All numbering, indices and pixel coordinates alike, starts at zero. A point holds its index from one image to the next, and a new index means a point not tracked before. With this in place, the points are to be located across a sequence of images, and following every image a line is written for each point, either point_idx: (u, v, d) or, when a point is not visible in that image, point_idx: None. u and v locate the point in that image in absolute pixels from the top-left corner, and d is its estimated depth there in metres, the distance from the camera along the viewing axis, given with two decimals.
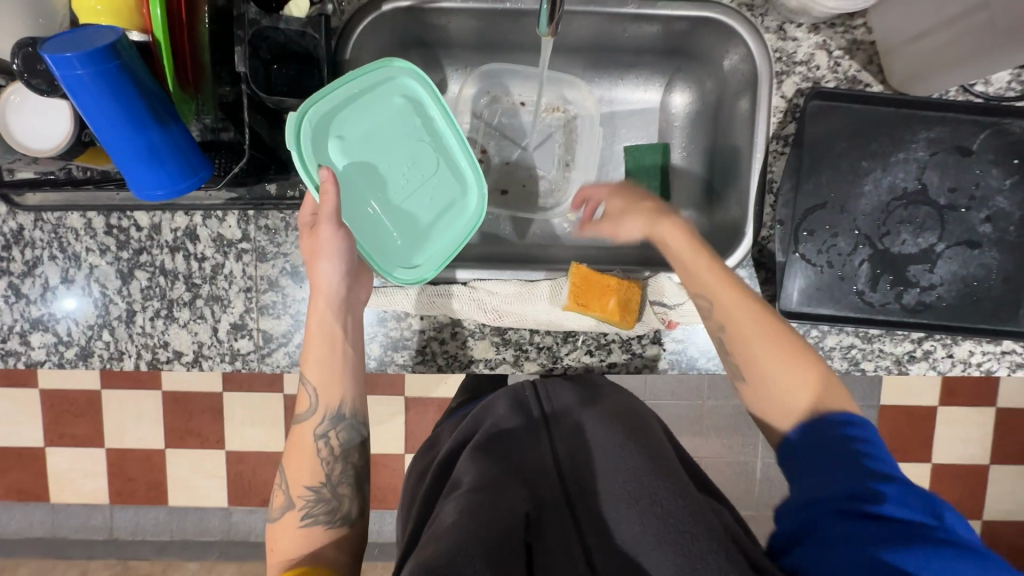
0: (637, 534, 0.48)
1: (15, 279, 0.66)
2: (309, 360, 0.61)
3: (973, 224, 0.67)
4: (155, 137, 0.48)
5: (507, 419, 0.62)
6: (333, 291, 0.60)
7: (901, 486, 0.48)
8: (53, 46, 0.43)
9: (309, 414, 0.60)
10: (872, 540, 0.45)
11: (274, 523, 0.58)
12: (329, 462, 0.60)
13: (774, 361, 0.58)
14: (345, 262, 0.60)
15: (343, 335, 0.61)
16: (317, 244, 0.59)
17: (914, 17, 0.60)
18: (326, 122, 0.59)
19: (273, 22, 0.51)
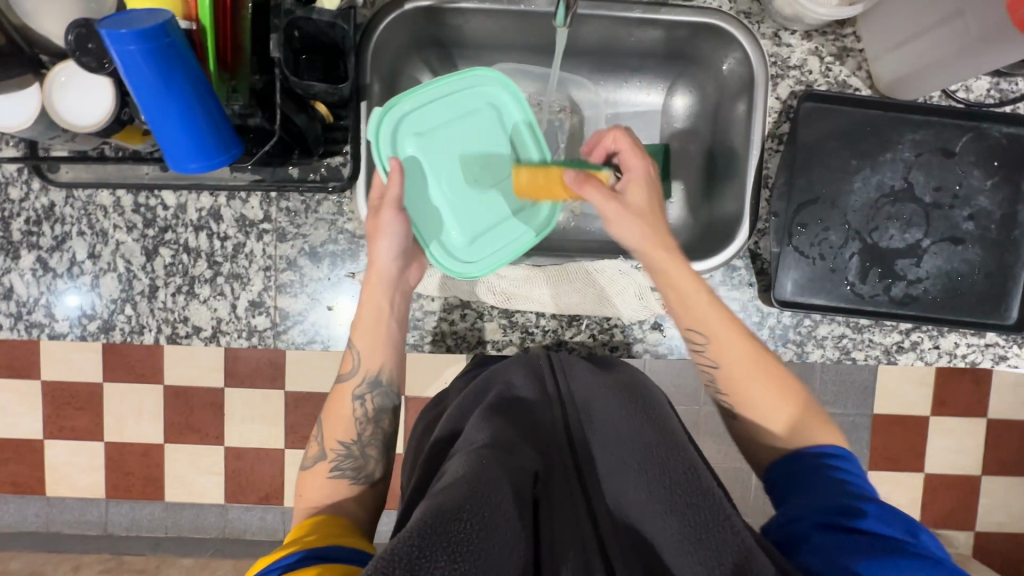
0: (639, 499, 0.50)
1: (43, 253, 0.69)
2: (357, 329, 0.65)
3: (956, 222, 0.70)
4: (193, 112, 0.52)
5: (521, 387, 0.64)
6: (387, 269, 0.64)
7: (880, 507, 0.48)
8: (110, 24, 0.46)
9: (351, 375, 0.64)
10: (856, 551, 0.43)
11: (305, 470, 0.62)
12: (362, 424, 0.64)
13: (755, 375, 0.60)
14: (401, 244, 0.64)
15: (390, 310, 0.66)
16: (378, 224, 0.64)
17: (899, 25, 0.65)
18: (407, 121, 0.67)
19: (306, 13, 0.55)
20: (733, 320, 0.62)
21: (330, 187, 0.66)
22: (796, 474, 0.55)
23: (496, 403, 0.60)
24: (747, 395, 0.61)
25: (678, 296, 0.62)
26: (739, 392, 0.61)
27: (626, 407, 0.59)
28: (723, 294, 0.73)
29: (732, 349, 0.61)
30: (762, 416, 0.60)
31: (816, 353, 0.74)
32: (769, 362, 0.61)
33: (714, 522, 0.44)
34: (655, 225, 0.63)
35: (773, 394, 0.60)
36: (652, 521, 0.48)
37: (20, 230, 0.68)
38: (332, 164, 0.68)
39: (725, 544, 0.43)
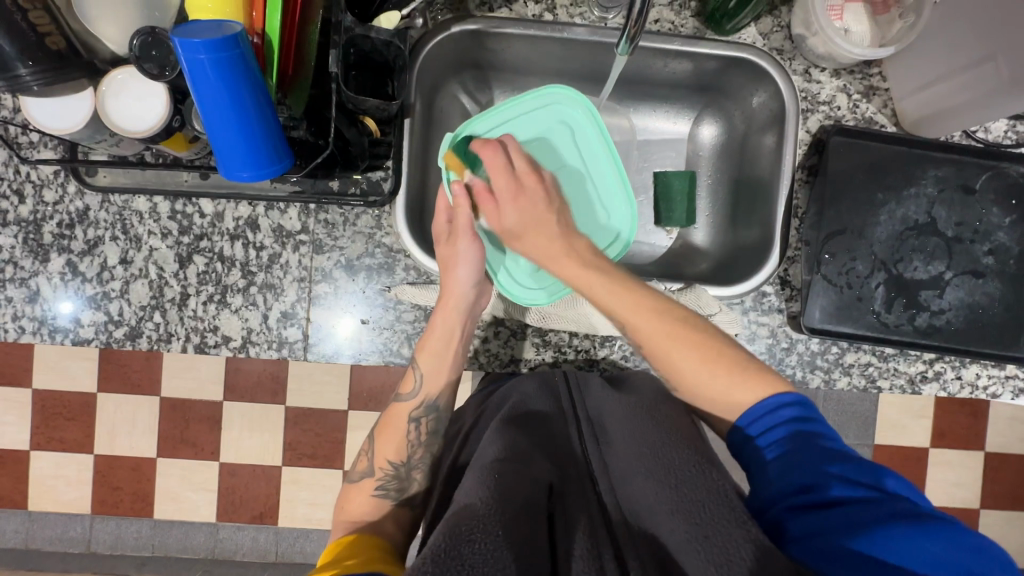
0: (650, 503, 0.51)
1: (73, 257, 0.68)
2: (423, 351, 0.65)
3: (977, 256, 0.73)
4: (252, 123, 0.52)
5: (534, 399, 0.66)
6: (461, 296, 0.66)
7: (850, 464, 0.48)
8: (184, 33, 0.47)
9: (410, 397, 0.65)
10: (836, 528, 0.44)
11: (350, 485, 0.63)
12: (413, 446, 0.64)
13: (678, 345, 0.58)
14: (477, 270, 0.67)
15: (457, 337, 0.66)
16: (453, 253, 0.66)
17: (924, 68, 0.69)
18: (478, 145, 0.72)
19: (365, 32, 0.56)
20: (645, 298, 0.60)
21: (370, 201, 0.67)
22: (749, 426, 0.55)
23: (507, 416, 0.61)
24: (671, 363, 0.59)
25: (589, 291, 0.61)
26: (663, 360, 0.59)
27: (635, 415, 0.60)
28: (752, 319, 0.74)
29: (645, 323, 0.59)
30: (696, 382, 0.58)
31: (843, 380, 0.75)
32: (687, 328, 0.59)
33: (722, 517, 0.46)
34: (539, 229, 0.64)
35: (698, 362, 0.57)
36: (661, 518, 0.49)
37: (51, 233, 0.67)
38: (371, 178, 0.68)
39: (729, 543, 0.43)
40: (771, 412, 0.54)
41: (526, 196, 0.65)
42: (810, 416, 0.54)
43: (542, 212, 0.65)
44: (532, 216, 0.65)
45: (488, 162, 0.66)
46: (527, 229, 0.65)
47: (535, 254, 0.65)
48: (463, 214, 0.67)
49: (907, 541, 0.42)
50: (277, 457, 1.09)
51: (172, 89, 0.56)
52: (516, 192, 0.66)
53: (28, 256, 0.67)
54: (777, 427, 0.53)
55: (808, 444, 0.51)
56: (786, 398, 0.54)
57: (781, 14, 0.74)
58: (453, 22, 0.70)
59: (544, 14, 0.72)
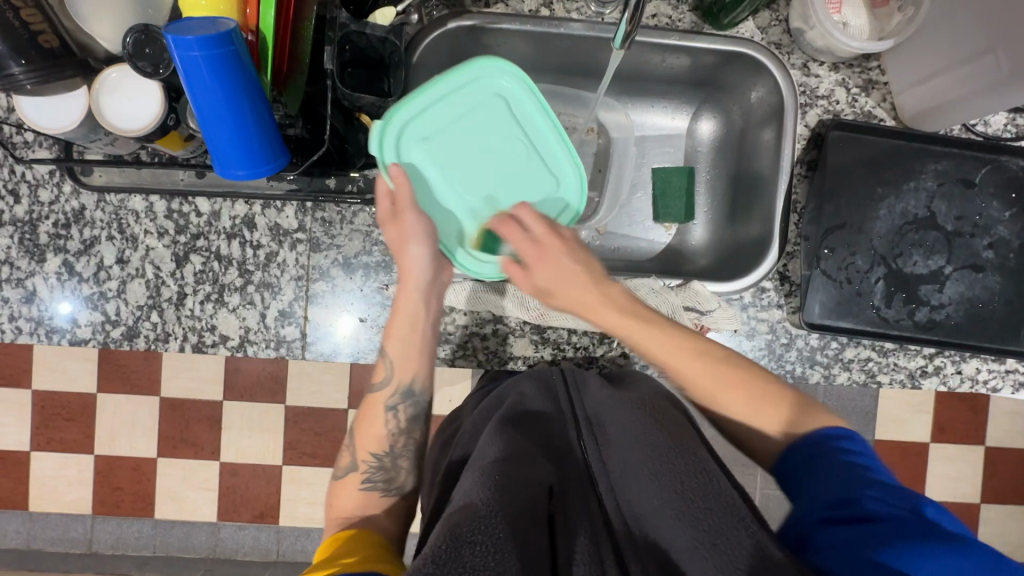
0: (654, 507, 0.51)
1: (70, 257, 0.67)
2: (391, 336, 0.64)
3: (977, 250, 0.72)
4: (247, 119, 0.51)
5: (533, 398, 0.65)
6: (421, 277, 0.64)
7: (886, 486, 0.48)
8: (177, 30, 0.47)
9: (385, 384, 0.64)
10: (869, 541, 0.43)
11: (338, 480, 0.62)
12: (394, 435, 0.63)
13: (724, 384, 0.60)
14: (430, 246, 0.64)
15: (424, 317, 0.65)
16: (403, 231, 0.64)
17: (925, 60, 0.68)
18: (409, 127, 0.64)
19: (360, 27, 0.56)
20: (682, 339, 0.61)
21: (367, 200, 0.67)
22: (791, 469, 0.54)
23: (508, 415, 0.61)
24: (717, 398, 0.60)
25: (637, 340, 0.61)
26: (708, 396, 0.61)
27: (636, 416, 0.59)
28: (752, 314, 0.73)
29: (682, 364, 0.61)
30: (739, 416, 0.59)
31: (842, 375, 0.74)
32: (731, 367, 0.61)
33: (727, 526, 0.47)
34: (573, 284, 0.63)
35: (742, 394, 0.59)
36: (666, 524, 0.50)
37: (47, 233, 0.67)
38: (368, 176, 0.68)
39: (737, 548, 0.46)
40: (806, 445, 0.54)
41: (575, 258, 0.64)
42: (852, 442, 0.53)
43: (597, 287, 0.63)
44: (564, 279, 0.63)
45: (522, 245, 0.64)
46: (561, 287, 0.63)
47: (576, 307, 0.63)
48: (405, 189, 0.63)
49: (940, 560, 0.42)
50: (278, 456, 1.09)
51: (166, 88, 0.55)
52: (558, 279, 0.63)
53: (24, 256, 0.67)
54: (801, 451, 0.54)
55: (845, 466, 0.50)
56: (824, 432, 0.54)
57: (779, 8, 0.73)
58: (449, 18, 0.69)
59: (540, 9, 0.72)
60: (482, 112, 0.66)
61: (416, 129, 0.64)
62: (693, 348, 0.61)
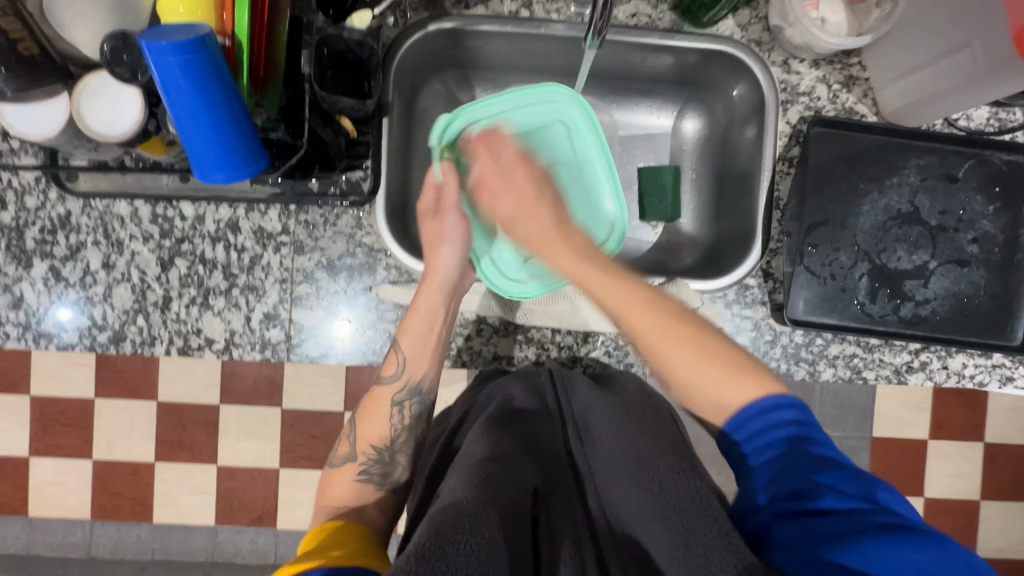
0: (634, 509, 0.50)
1: (56, 263, 0.68)
2: (406, 330, 0.65)
3: (961, 244, 0.72)
4: (223, 123, 0.52)
5: (522, 398, 0.65)
6: (448, 276, 0.66)
7: (837, 474, 0.47)
8: (151, 36, 0.47)
9: (392, 379, 0.64)
10: (816, 540, 0.43)
11: (333, 468, 0.63)
12: (396, 429, 0.63)
13: (673, 340, 0.55)
14: (462, 250, 0.68)
15: (442, 319, 0.66)
16: (441, 229, 0.68)
17: (902, 57, 0.69)
18: (474, 130, 0.74)
19: (338, 31, 0.58)
20: (637, 290, 0.56)
21: (350, 201, 0.68)
22: (740, 426, 0.52)
23: (496, 415, 0.61)
24: (665, 361, 0.56)
25: (581, 279, 0.59)
26: (660, 357, 0.56)
27: (622, 420, 0.59)
28: (735, 312, 0.74)
29: (641, 320, 0.55)
30: (684, 376, 0.55)
31: (828, 372, 0.74)
32: (689, 321, 0.57)
33: (702, 527, 0.45)
34: (535, 215, 0.62)
35: (694, 360, 0.55)
36: (648, 527, 0.48)
37: (34, 239, 0.68)
38: (351, 178, 0.69)
39: (710, 551, 0.44)
40: (747, 412, 0.52)
41: (526, 190, 0.64)
42: (811, 424, 0.51)
43: (542, 224, 0.62)
44: (524, 201, 0.64)
45: (506, 150, 0.67)
46: (520, 210, 0.64)
47: (530, 243, 0.63)
48: (451, 191, 0.69)
49: (894, 550, 0.41)
50: (273, 459, 1.09)
51: (147, 93, 0.56)
52: (514, 197, 0.64)
53: (12, 262, 0.68)
54: (770, 439, 0.51)
55: (798, 452, 0.49)
56: (763, 398, 0.52)
57: (759, 6, 0.73)
58: (429, 21, 0.70)
59: (520, 10, 0.72)
60: (544, 137, 0.77)
61: (472, 134, 0.74)
62: (635, 297, 0.56)
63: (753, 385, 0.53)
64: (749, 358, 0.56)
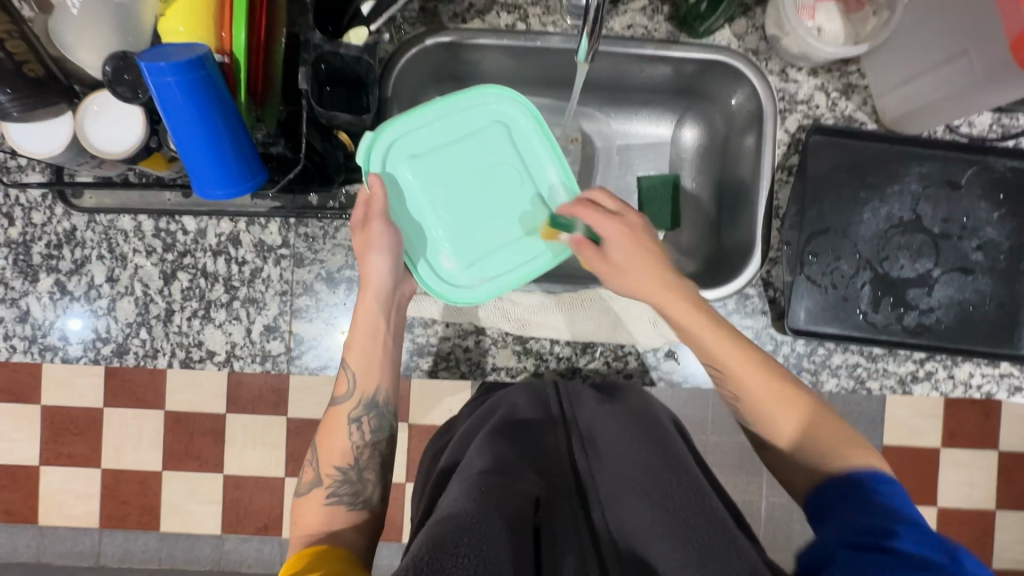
0: (643, 524, 0.50)
1: (62, 277, 0.69)
2: (352, 348, 0.65)
3: (965, 252, 0.71)
4: (223, 140, 0.53)
5: (524, 409, 0.65)
6: (380, 285, 0.65)
7: (913, 527, 0.47)
8: (151, 57, 0.49)
9: (346, 398, 0.64)
10: (886, 564, 0.43)
11: (300, 498, 0.62)
12: (358, 447, 0.64)
13: (774, 400, 0.61)
14: (393, 258, 0.64)
15: (385, 326, 0.66)
16: (369, 240, 0.63)
17: (903, 64, 0.68)
18: (398, 146, 0.66)
19: (333, 47, 0.58)
20: (745, 348, 0.62)
21: (349, 216, 0.68)
22: (845, 495, 0.54)
23: (500, 427, 0.61)
24: (764, 417, 0.62)
25: (703, 338, 0.62)
26: (755, 413, 0.62)
27: (627, 431, 0.59)
28: (736, 321, 0.73)
29: (742, 371, 0.62)
30: (784, 432, 0.61)
31: (830, 382, 0.73)
32: (792, 389, 0.62)
33: (720, 547, 0.46)
34: (652, 269, 0.64)
35: (805, 419, 0.60)
36: (652, 540, 0.48)
37: (40, 254, 0.69)
38: (350, 192, 0.70)
39: (726, 568, 0.44)
40: (846, 480, 0.55)
41: (643, 256, 0.64)
42: (907, 500, 0.52)
43: (668, 279, 0.64)
44: (636, 256, 0.64)
45: (608, 237, 0.64)
46: (630, 262, 0.64)
47: (636, 291, 0.65)
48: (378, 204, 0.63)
49: None
50: (279, 469, 1.10)
51: (148, 111, 0.57)
52: (623, 255, 0.64)
53: (18, 276, 0.69)
54: (847, 492, 0.54)
55: (876, 506, 0.51)
56: (858, 475, 0.55)
57: (756, 15, 0.73)
58: (426, 35, 0.70)
59: (517, 23, 0.73)
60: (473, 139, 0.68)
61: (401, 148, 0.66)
62: (755, 360, 0.62)
63: (798, 411, 0.61)
64: (829, 412, 0.61)
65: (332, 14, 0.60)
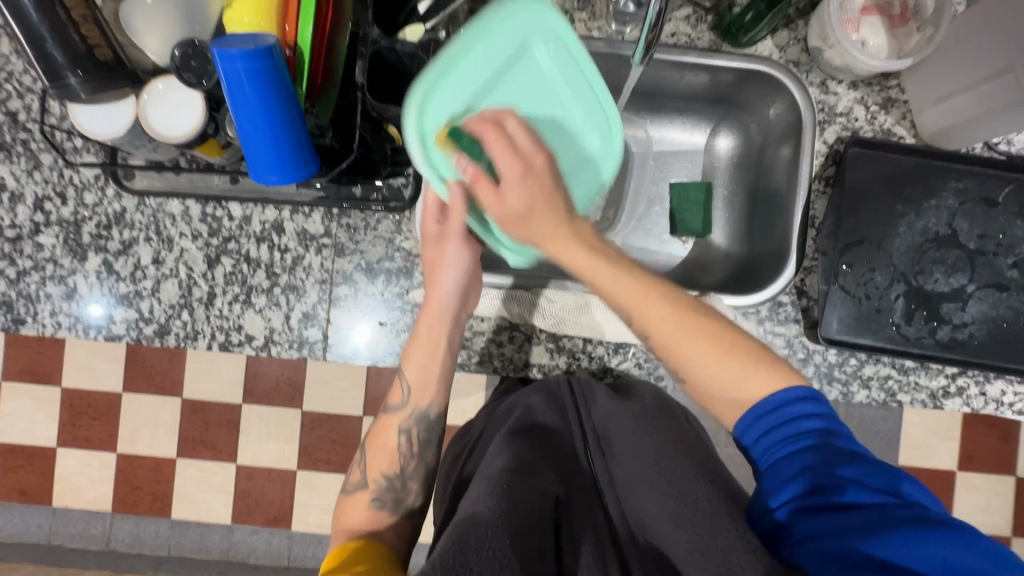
0: (656, 515, 0.50)
1: (110, 257, 0.71)
2: (409, 358, 0.65)
3: (1001, 269, 0.71)
4: (281, 128, 0.54)
5: (541, 411, 0.63)
6: (447, 301, 0.65)
7: (862, 466, 0.46)
8: (224, 45, 0.51)
9: (398, 407, 0.64)
10: (848, 532, 0.42)
11: (345, 495, 0.63)
12: (407, 456, 0.64)
13: (685, 332, 0.53)
14: (464, 271, 0.64)
15: (446, 343, 0.66)
16: (441, 254, 0.64)
17: (944, 80, 0.69)
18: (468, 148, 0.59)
19: (390, 43, 0.59)
20: (650, 282, 0.54)
21: (391, 206, 0.70)
22: (756, 419, 0.51)
23: (517, 427, 0.60)
24: (680, 358, 0.54)
25: (580, 267, 0.54)
26: (674, 353, 0.54)
27: (637, 427, 0.57)
28: (768, 328, 0.73)
29: (621, 295, 0.53)
30: (701, 376, 0.53)
31: (861, 393, 0.74)
32: (702, 315, 0.54)
33: (720, 525, 0.45)
34: (549, 208, 0.54)
35: (708, 351, 0.53)
36: (665, 531, 0.48)
37: (90, 233, 0.71)
38: (393, 185, 0.71)
39: (730, 551, 0.43)
40: (800, 409, 0.50)
41: (536, 175, 0.54)
42: (833, 417, 0.50)
43: (551, 200, 0.54)
44: (537, 198, 0.54)
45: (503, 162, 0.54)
46: (536, 216, 0.54)
47: (534, 240, 0.55)
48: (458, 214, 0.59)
49: (925, 540, 0.41)
50: (293, 461, 1.10)
51: (208, 97, 0.58)
52: (525, 171, 0.54)
53: (68, 254, 0.71)
54: (783, 426, 0.50)
55: (821, 443, 0.48)
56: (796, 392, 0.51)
57: (797, 28, 0.75)
58: None
59: (562, 27, 0.74)
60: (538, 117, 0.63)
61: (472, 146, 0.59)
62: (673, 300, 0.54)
63: (739, 361, 0.52)
64: (736, 329, 0.54)
65: (389, 13, 0.63)
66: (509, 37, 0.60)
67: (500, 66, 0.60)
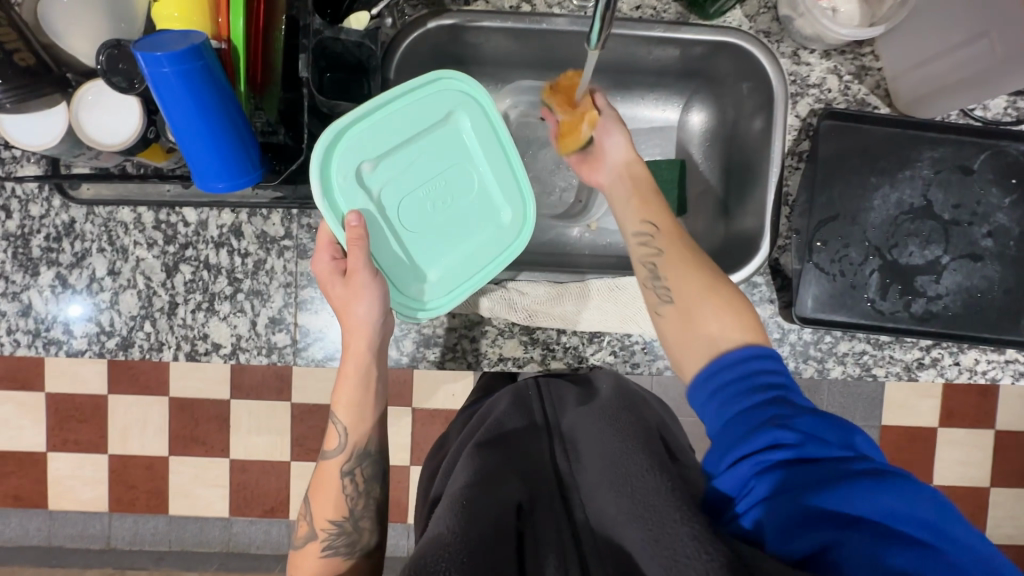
0: (613, 513, 0.48)
1: (63, 270, 0.68)
2: (340, 401, 0.63)
3: (975, 238, 0.70)
4: (223, 133, 0.51)
5: (509, 417, 0.64)
6: (370, 332, 0.63)
7: (815, 420, 0.48)
8: (145, 46, 0.47)
9: (336, 453, 0.63)
10: (800, 488, 0.44)
11: (298, 550, 0.62)
12: (353, 497, 0.63)
13: (697, 290, 0.60)
14: (380, 304, 0.62)
15: (376, 377, 0.64)
16: (354, 288, 0.61)
17: (920, 46, 0.67)
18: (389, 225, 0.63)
19: (334, 33, 0.55)
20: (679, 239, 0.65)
21: None
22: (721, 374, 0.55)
23: (486, 437, 0.60)
24: (684, 302, 0.60)
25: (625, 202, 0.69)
26: (681, 305, 0.60)
27: (600, 428, 0.57)
28: None
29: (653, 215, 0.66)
30: (693, 318, 0.59)
31: (837, 369, 0.74)
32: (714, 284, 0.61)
33: (670, 517, 0.44)
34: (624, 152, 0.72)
35: (711, 306, 0.59)
36: (623, 528, 0.46)
37: (40, 247, 0.68)
38: None
39: (678, 541, 0.42)
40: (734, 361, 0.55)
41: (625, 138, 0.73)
42: (785, 375, 0.54)
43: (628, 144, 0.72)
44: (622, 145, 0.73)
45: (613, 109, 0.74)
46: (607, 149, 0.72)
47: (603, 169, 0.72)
48: (359, 249, 0.59)
49: (873, 493, 0.42)
50: (285, 453, 1.09)
51: (143, 101, 0.55)
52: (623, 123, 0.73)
53: (19, 270, 0.68)
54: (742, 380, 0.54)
55: (771, 401, 0.51)
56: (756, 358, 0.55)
57: None
58: (428, 17, 0.68)
59: (521, 5, 0.70)
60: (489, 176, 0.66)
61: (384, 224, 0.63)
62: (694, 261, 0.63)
63: (731, 323, 0.58)
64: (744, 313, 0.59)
65: None
66: (438, 109, 0.63)
67: (422, 133, 0.63)
